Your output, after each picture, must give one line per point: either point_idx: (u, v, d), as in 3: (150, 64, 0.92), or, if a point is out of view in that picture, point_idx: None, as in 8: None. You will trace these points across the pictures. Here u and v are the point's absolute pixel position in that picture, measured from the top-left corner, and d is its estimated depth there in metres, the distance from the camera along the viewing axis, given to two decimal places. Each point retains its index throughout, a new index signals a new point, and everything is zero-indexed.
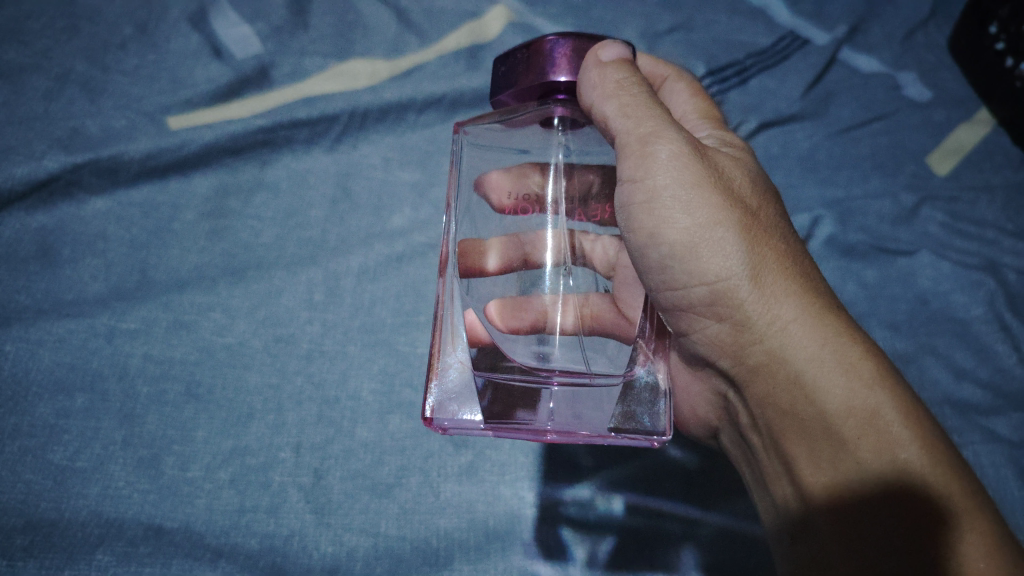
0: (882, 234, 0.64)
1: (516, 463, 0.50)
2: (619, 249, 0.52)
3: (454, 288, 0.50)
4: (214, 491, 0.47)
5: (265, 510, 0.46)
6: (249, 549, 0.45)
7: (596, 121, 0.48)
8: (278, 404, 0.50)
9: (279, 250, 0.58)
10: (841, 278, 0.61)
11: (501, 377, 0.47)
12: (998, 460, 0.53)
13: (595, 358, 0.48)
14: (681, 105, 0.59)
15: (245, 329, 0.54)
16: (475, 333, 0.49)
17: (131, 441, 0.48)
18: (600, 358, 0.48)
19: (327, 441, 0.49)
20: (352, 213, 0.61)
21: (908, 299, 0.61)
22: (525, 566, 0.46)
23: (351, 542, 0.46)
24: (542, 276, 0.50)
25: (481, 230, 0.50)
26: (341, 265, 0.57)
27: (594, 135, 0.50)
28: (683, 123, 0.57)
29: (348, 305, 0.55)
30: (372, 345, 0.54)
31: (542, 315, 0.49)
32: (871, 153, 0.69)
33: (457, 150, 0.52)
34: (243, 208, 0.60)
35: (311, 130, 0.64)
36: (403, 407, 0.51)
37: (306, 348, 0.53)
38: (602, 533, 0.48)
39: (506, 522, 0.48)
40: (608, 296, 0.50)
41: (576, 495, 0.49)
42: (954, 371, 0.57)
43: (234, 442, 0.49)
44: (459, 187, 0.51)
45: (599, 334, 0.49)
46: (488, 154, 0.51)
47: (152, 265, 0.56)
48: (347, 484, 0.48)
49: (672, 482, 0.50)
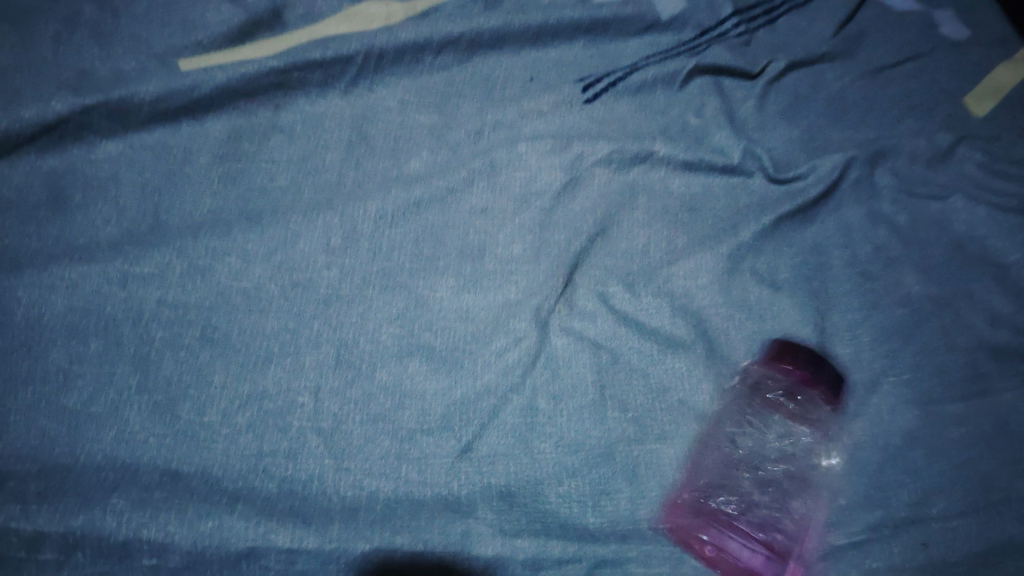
0: (915, 177, 0.61)
1: (538, 408, 0.48)
2: (604, 197, 0.58)
3: (455, 250, 0.55)
4: (233, 435, 0.46)
5: (284, 455, 0.45)
6: (267, 493, 0.44)
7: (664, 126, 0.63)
8: (296, 348, 0.50)
9: (295, 194, 0.57)
10: (871, 223, 0.59)
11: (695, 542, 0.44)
12: None
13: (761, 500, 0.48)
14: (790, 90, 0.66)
15: (262, 274, 0.52)
16: (482, 304, 0.53)
17: (147, 385, 0.47)
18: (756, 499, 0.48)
19: (347, 384, 0.48)
20: (368, 157, 0.59)
21: (943, 243, 0.58)
22: (557, 512, 0.45)
23: (371, 486, 0.45)
24: (541, 230, 0.56)
25: (490, 189, 0.58)
26: (358, 210, 0.56)
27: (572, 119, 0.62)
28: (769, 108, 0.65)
29: (367, 250, 0.54)
30: (392, 289, 0.52)
31: (535, 275, 0.54)
32: (906, 94, 0.66)
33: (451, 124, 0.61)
34: (258, 153, 0.58)
35: (325, 72, 0.61)
36: (423, 350, 0.50)
37: (324, 292, 0.52)
38: (637, 467, 0.46)
39: (538, 471, 0.46)
40: (602, 276, 0.55)
41: (602, 438, 0.48)
42: (992, 316, 0.54)
43: (252, 387, 0.48)
44: (474, 148, 0.60)
45: (602, 312, 0.53)
46: (494, 124, 0.62)
47: (165, 210, 0.55)
48: (367, 429, 0.47)
49: (696, 422, 0.49)
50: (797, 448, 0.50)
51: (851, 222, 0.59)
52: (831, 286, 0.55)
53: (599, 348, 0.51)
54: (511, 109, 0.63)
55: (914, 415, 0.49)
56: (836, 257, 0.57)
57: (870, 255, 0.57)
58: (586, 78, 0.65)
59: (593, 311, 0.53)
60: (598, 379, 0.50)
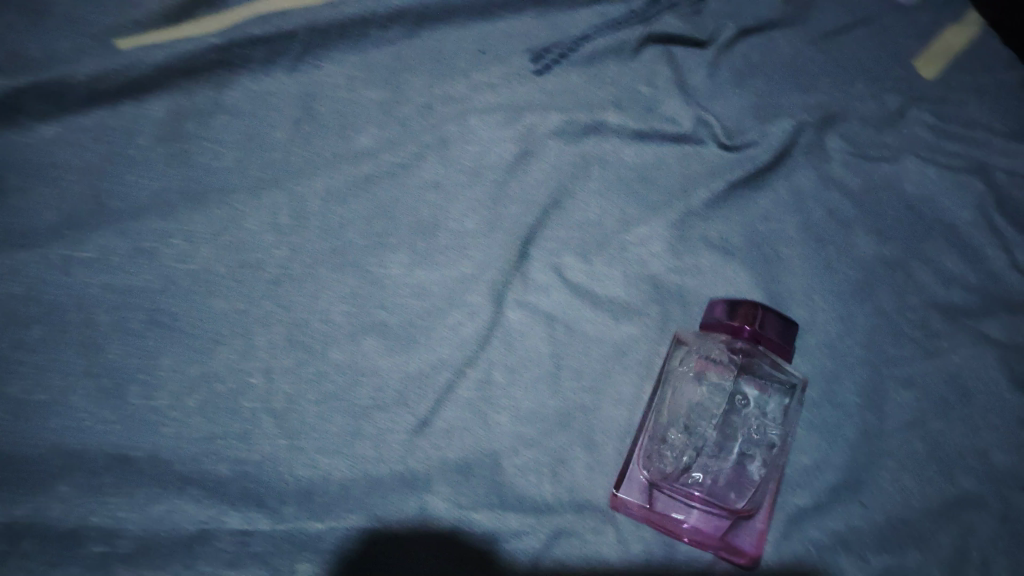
0: (866, 140, 0.62)
1: (494, 381, 0.48)
2: (555, 168, 0.58)
3: (407, 226, 0.54)
4: (183, 419, 0.45)
5: (236, 437, 0.44)
6: (219, 475, 0.43)
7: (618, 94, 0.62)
8: (246, 329, 0.48)
9: (242, 172, 0.55)
10: (824, 187, 0.59)
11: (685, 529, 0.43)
12: (992, 361, 0.50)
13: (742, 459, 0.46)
14: (740, 58, 0.65)
15: (209, 255, 0.51)
16: (437, 276, 0.52)
17: (92, 371, 0.46)
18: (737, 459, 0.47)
19: (299, 363, 0.47)
20: (316, 133, 0.58)
21: (895, 206, 0.58)
22: (516, 483, 0.44)
23: (326, 465, 0.44)
24: (495, 203, 0.56)
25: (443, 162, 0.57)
26: (307, 187, 0.55)
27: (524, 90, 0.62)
28: (720, 76, 0.64)
29: (316, 228, 0.53)
30: (343, 267, 0.52)
31: (487, 251, 0.53)
32: (856, 59, 0.66)
33: (402, 97, 0.61)
34: (202, 133, 0.57)
35: (268, 49, 0.60)
36: (377, 327, 0.49)
37: (273, 272, 0.51)
38: (597, 435, 0.47)
39: (495, 443, 0.46)
40: (556, 247, 0.54)
41: (560, 408, 0.47)
42: (944, 275, 0.55)
43: (201, 369, 0.47)
44: (425, 122, 0.59)
45: (562, 289, 0.52)
46: (445, 98, 0.61)
47: (107, 192, 0.53)
48: (321, 408, 0.46)
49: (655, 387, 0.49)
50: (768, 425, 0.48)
51: (805, 186, 0.59)
52: (785, 251, 0.55)
53: (555, 320, 0.51)
54: (462, 82, 0.62)
55: (871, 372, 0.49)
56: (791, 221, 0.57)
57: (824, 218, 0.57)
58: (536, 47, 0.64)
59: (547, 283, 0.53)
60: (554, 351, 0.50)
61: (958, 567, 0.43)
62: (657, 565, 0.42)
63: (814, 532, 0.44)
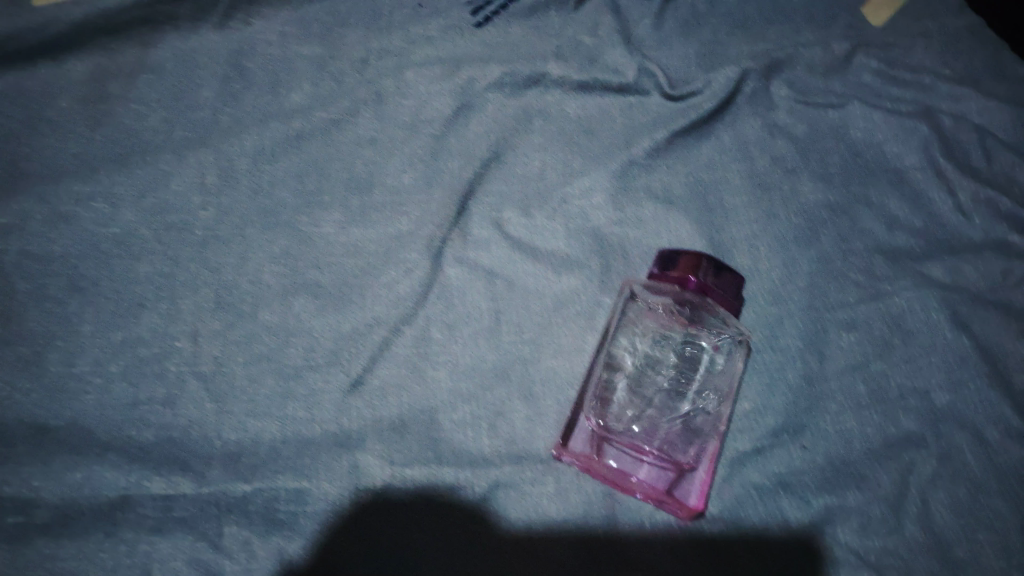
0: (811, 87, 0.61)
1: (431, 338, 0.47)
2: (496, 121, 0.56)
3: (340, 185, 0.52)
4: (106, 385, 0.43)
5: (161, 402, 0.43)
6: (143, 441, 0.42)
7: (558, 49, 0.59)
8: (171, 292, 0.47)
9: (167, 133, 0.53)
10: (769, 135, 0.58)
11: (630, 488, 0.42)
12: (934, 303, 0.50)
13: (688, 411, 0.45)
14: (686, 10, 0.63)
15: (132, 219, 0.49)
16: (374, 232, 0.50)
17: (9, 340, 0.44)
18: (682, 410, 0.45)
19: (227, 326, 0.46)
20: (246, 92, 0.56)
21: (841, 152, 0.58)
22: (453, 440, 0.43)
23: (256, 428, 0.43)
24: (432, 157, 0.54)
25: (382, 117, 0.55)
26: (235, 146, 0.53)
27: (462, 44, 0.59)
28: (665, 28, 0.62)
29: (246, 188, 0.51)
30: (273, 227, 0.50)
31: (424, 206, 0.52)
32: (806, 4, 0.64)
33: (337, 50, 0.58)
34: (124, 93, 0.55)
35: (193, 4, 0.57)
36: (308, 287, 0.48)
37: (201, 234, 0.49)
38: (538, 387, 0.46)
39: (432, 399, 0.44)
40: (495, 202, 0.53)
41: (499, 361, 0.46)
42: (888, 221, 0.54)
43: (125, 334, 0.45)
44: (360, 75, 0.57)
45: (503, 244, 0.51)
46: (382, 50, 0.58)
47: (25, 156, 0.51)
48: (250, 369, 0.45)
49: (592, 336, 0.48)
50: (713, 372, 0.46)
51: (749, 134, 0.58)
52: (729, 200, 0.54)
53: (495, 276, 0.50)
54: (399, 35, 0.59)
55: (814, 317, 0.49)
56: (735, 170, 0.56)
57: (768, 166, 0.56)
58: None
59: (487, 238, 0.51)
60: (493, 306, 0.48)
61: (898, 506, 0.42)
62: (596, 515, 0.42)
63: (756, 477, 0.43)
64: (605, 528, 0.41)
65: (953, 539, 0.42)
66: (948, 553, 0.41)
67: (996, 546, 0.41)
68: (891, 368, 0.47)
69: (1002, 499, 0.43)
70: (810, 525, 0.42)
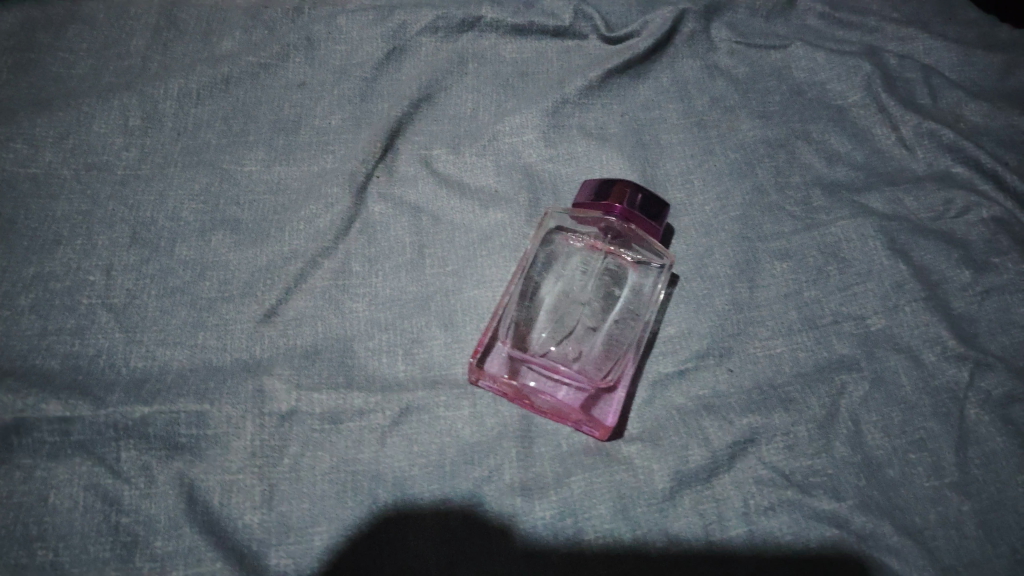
0: (753, 29, 0.59)
1: (351, 270, 0.46)
2: (429, 66, 0.55)
3: (266, 129, 0.51)
4: (13, 317, 0.42)
5: (70, 333, 0.42)
6: (47, 369, 0.41)
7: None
8: (87, 229, 0.46)
9: (94, 80, 0.53)
10: (709, 76, 0.57)
11: (546, 409, 0.41)
12: (870, 232, 0.48)
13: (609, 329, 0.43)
14: None
15: (52, 159, 0.49)
16: (301, 172, 0.50)
17: None
18: (606, 329, 0.43)
19: (141, 261, 0.45)
20: (176, 41, 0.55)
21: (782, 90, 0.56)
22: (369, 366, 0.42)
23: (165, 356, 0.42)
24: (365, 101, 0.53)
25: (314, 65, 0.55)
26: (159, 89, 0.52)
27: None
28: None
29: (170, 130, 0.51)
30: (194, 165, 0.49)
31: (350, 147, 0.51)
32: None
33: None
34: (53, 42, 0.54)
35: None
36: (228, 223, 0.47)
37: (121, 173, 0.49)
38: (459, 315, 0.45)
39: (347, 329, 0.43)
40: (425, 142, 0.52)
41: (421, 291, 0.45)
42: (829, 154, 0.53)
43: (36, 268, 0.44)
44: (292, 23, 0.56)
45: (431, 182, 0.50)
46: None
47: None
48: (163, 301, 0.44)
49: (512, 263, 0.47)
50: (639, 293, 0.44)
51: (687, 75, 0.57)
52: (665, 138, 0.53)
53: (421, 210, 0.49)
54: None
55: (743, 247, 0.48)
56: (671, 109, 0.55)
57: (706, 105, 0.55)
58: None
59: (414, 175, 0.50)
60: (417, 240, 0.47)
61: (825, 427, 0.41)
62: (511, 435, 0.41)
63: (675, 397, 0.43)
64: (520, 448, 0.40)
65: (882, 459, 0.40)
66: (877, 472, 0.40)
67: (926, 465, 0.40)
68: (823, 296, 0.46)
69: (933, 420, 0.41)
70: (733, 445, 0.40)
